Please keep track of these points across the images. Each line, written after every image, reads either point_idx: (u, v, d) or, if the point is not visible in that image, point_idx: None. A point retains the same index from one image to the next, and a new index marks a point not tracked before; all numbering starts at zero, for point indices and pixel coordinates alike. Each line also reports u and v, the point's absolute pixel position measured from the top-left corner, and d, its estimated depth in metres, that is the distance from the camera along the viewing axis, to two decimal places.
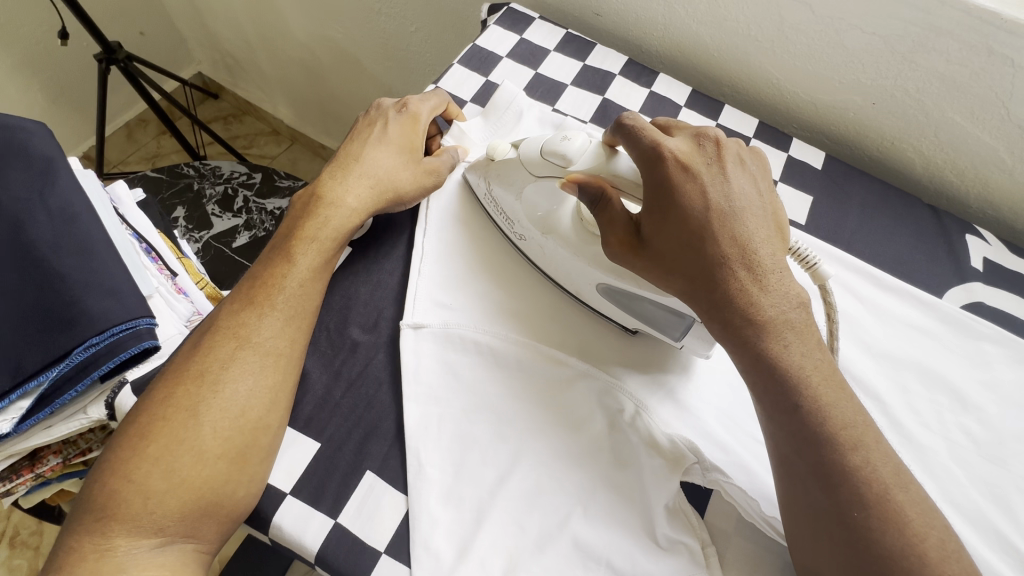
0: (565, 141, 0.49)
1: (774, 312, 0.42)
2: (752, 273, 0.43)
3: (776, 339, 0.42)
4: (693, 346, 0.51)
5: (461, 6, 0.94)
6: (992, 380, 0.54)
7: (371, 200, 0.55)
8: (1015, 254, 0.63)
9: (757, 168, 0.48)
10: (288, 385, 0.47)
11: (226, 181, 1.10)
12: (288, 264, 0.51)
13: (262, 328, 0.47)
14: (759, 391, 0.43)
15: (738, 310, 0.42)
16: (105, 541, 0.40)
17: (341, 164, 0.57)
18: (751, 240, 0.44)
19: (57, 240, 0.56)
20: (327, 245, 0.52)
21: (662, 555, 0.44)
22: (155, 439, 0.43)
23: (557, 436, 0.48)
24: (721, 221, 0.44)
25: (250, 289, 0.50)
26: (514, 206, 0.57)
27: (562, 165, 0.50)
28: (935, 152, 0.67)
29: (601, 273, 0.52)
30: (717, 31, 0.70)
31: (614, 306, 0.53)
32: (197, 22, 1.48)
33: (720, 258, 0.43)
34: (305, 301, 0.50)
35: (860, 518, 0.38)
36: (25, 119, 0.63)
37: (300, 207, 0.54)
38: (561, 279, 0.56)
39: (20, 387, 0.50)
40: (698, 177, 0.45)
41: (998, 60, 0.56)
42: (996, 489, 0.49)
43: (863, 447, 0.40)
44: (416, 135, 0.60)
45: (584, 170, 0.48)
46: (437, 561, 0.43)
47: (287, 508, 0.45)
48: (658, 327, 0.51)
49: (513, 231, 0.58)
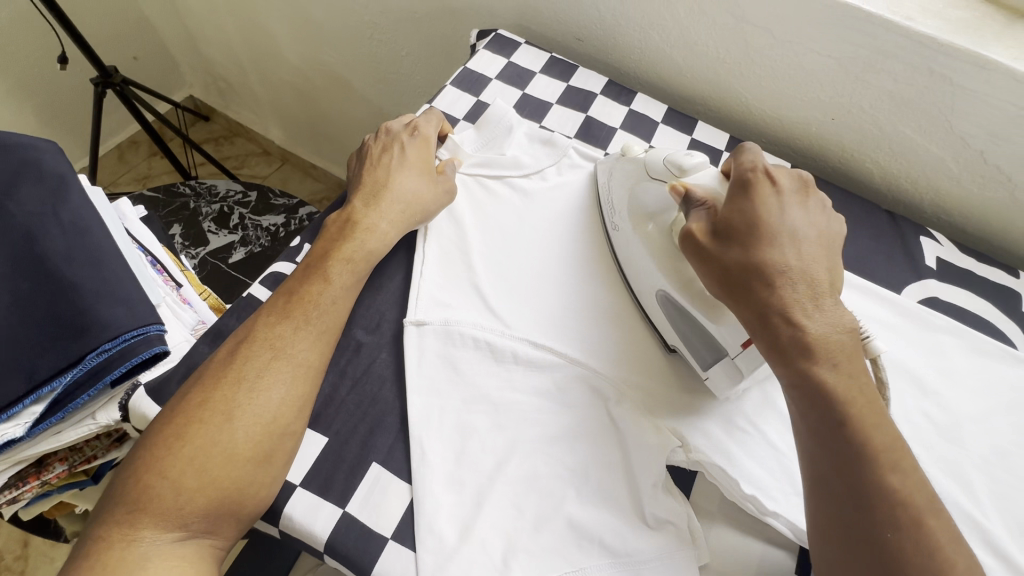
0: (688, 156, 0.55)
1: (823, 335, 0.45)
2: (812, 297, 0.46)
3: (826, 361, 0.44)
4: (717, 382, 0.52)
5: (450, 32, 1.00)
6: (948, 368, 0.59)
7: (402, 222, 0.59)
8: (965, 253, 0.69)
9: (833, 219, 0.52)
10: (314, 394, 0.50)
11: (222, 200, 1.13)
12: (323, 282, 0.53)
13: (297, 340, 0.50)
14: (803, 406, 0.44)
15: (788, 321, 0.45)
16: (134, 531, 0.42)
17: (371, 191, 0.61)
18: (807, 262, 0.48)
19: (69, 252, 0.58)
20: (359, 266, 0.56)
21: (650, 533, 0.47)
22: (191, 439, 0.45)
23: (553, 424, 0.52)
24: (779, 236, 0.48)
25: (287, 302, 0.52)
26: (619, 195, 0.62)
27: (676, 173, 0.55)
28: (890, 162, 0.73)
29: (664, 282, 0.55)
30: (689, 55, 0.76)
31: (665, 313, 0.56)
32: (191, 46, 1.52)
33: (779, 266, 0.47)
34: (336, 317, 0.53)
35: (892, 540, 0.38)
36: (34, 138, 0.66)
37: (335, 230, 0.58)
38: (632, 280, 0.60)
39: (33, 393, 0.53)
40: (778, 194, 0.50)
41: (938, 79, 0.63)
42: (955, 467, 0.53)
43: (898, 470, 0.41)
44: (430, 155, 0.65)
45: (700, 183, 0.53)
46: (440, 543, 0.46)
47: (297, 498, 0.48)
48: (694, 353, 0.54)
49: (610, 220, 0.63)
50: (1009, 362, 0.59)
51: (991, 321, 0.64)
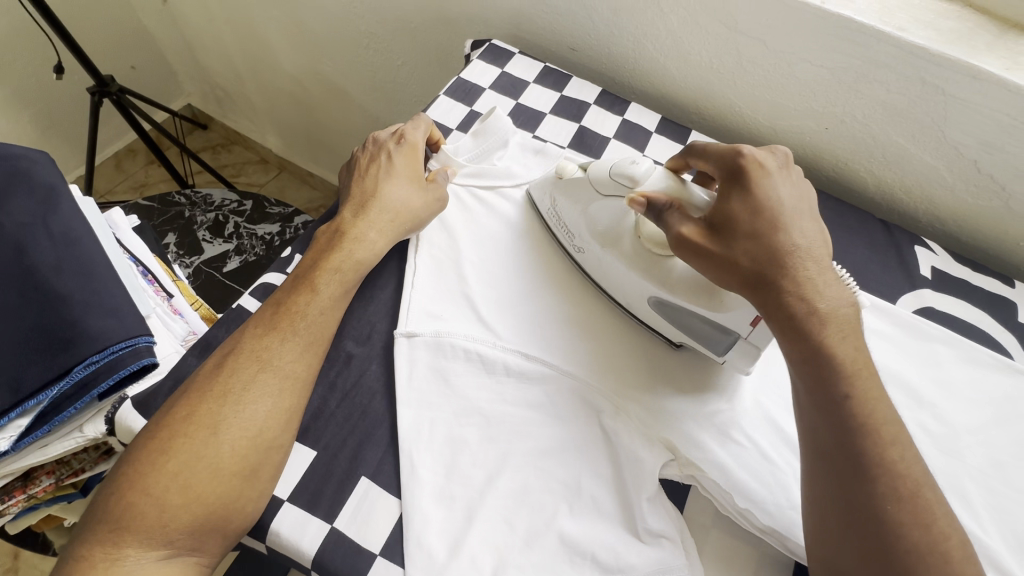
0: (634, 164, 0.53)
1: (831, 306, 0.45)
2: (817, 267, 0.46)
3: (836, 332, 0.44)
4: (734, 362, 0.54)
5: (445, 42, 1.00)
6: (944, 378, 0.59)
7: (391, 232, 0.59)
8: (959, 263, 0.69)
9: (817, 191, 0.52)
10: (301, 407, 0.49)
11: (217, 209, 1.13)
12: (310, 293, 0.53)
13: (283, 352, 0.49)
14: (807, 378, 0.44)
15: (802, 301, 0.44)
16: (117, 550, 0.41)
17: (359, 202, 0.60)
18: (812, 239, 0.47)
19: (59, 263, 0.58)
20: (348, 276, 0.55)
21: (643, 548, 0.47)
22: (175, 455, 0.44)
23: (544, 437, 0.51)
24: (786, 218, 0.47)
25: (274, 314, 0.52)
26: (577, 220, 0.60)
27: (630, 185, 0.53)
28: (883, 172, 0.73)
29: (654, 287, 0.54)
30: (682, 65, 0.77)
31: (660, 317, 0.55)
32: (188, 55, 1.52)
33: (790, 247, 0.46)
34: (324, 328, 0.52)
35: (890, 512, 0.39)
36: (26, 148, 0.65)
37: (324, 241, 0.58)
38: (613, 291, 0.59)
39: (20, 406, 0.52)
40: (769, 175, 0.49)
41: (930, 89, 0.63)
42: (952, 479, 0.52)
43: (897, 443, 0.41)
44: (419, 164, 0.64)
45: (656, 189, 0.52)
46: (430, 559, 0.45)
47: (285, 513, 0.47)
48: (702, 342, 0.54)
49: (572, 243, 0.61)
50: (1004, 371, 0.59)
51: (986, 331, 0.64)
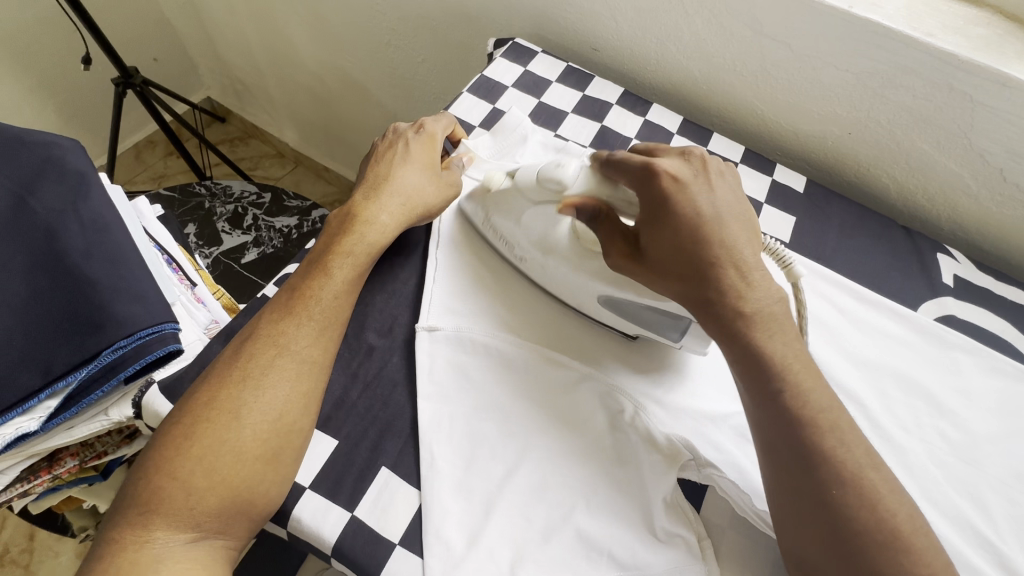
0: (560, 167, 0.52)
1: (760, 305, 0.46)
2: (740, 273, 0.47)
3: (763, 330, 0.46)
4: (690, 345, 0.55)
5: (466, 40, 1.00)
6: (966, 387, 0.58)
7: (403, 217, 0.59)
8: (982, 271, 0.69)
9: (737, 188, 0.51)
10: (318, 391, 0.49)
11: (237, 200, 1.14)
12: (324, 277, 0.53)
13: (299, 336, 0.50)
14: (744, 380, 0.46)
15: (726, 306, 0.46)
16: (146, 532, 0.42)
17: (372, 186, 0.61)
18: (736, 246, 0.47)
19: (88, 249, 0.59)
20: (361, 260, 0.56)
21: (660, 546, 0.47)
22: (200, 439, 0.45)
23: (560, 435, 0.51)
24: (709, 230, 0.47)
25: (290, 298, 0.52)
26: (513, 230, 0.60)
27: (558, 189, 0.53)
28: (906, 178, 0.73)
29: (604, 287, 0.55)
30: (705, 66, 0.76)
31: (615, 315, 0.56)
32: (209, 48, 1.54)
33: (713, 258, 0.47)
34: (338, 312, 0.53)
35: (837, 497, 0.40)
36: (58, 136, 0.67)
37: (337, 224, 0.58)
38: (565, 296, 0.59)
39: (49, 387, 0.53)
40: (685, 188, 0.48)
41: (957, 95, 0.62)
42: (971, 487, 0.52)
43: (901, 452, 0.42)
44: (435, 152, 0.64)
45: (580, 193, 0.52)
46: (447, 549, 0.46)
47: (306, 501, 0.48)
48: (657, 331, 0.55)
49: (513, 252, 0.61)
50: None
51: (1009, 341, 0.63)
